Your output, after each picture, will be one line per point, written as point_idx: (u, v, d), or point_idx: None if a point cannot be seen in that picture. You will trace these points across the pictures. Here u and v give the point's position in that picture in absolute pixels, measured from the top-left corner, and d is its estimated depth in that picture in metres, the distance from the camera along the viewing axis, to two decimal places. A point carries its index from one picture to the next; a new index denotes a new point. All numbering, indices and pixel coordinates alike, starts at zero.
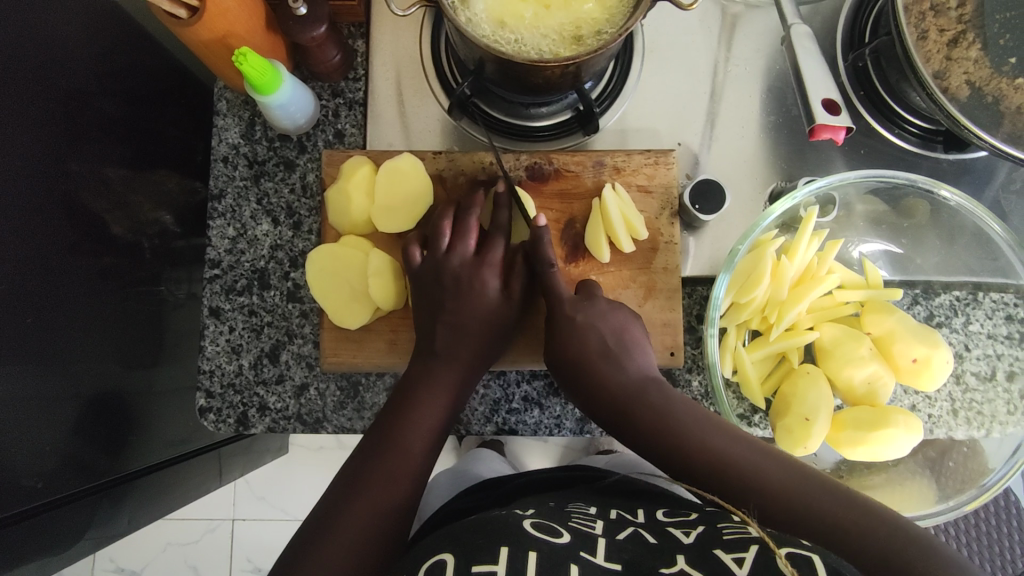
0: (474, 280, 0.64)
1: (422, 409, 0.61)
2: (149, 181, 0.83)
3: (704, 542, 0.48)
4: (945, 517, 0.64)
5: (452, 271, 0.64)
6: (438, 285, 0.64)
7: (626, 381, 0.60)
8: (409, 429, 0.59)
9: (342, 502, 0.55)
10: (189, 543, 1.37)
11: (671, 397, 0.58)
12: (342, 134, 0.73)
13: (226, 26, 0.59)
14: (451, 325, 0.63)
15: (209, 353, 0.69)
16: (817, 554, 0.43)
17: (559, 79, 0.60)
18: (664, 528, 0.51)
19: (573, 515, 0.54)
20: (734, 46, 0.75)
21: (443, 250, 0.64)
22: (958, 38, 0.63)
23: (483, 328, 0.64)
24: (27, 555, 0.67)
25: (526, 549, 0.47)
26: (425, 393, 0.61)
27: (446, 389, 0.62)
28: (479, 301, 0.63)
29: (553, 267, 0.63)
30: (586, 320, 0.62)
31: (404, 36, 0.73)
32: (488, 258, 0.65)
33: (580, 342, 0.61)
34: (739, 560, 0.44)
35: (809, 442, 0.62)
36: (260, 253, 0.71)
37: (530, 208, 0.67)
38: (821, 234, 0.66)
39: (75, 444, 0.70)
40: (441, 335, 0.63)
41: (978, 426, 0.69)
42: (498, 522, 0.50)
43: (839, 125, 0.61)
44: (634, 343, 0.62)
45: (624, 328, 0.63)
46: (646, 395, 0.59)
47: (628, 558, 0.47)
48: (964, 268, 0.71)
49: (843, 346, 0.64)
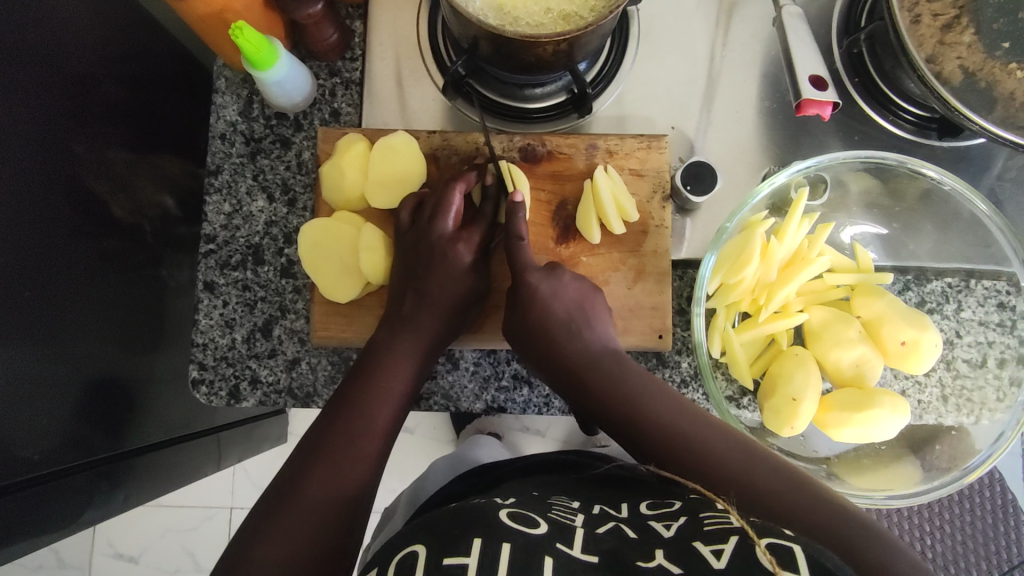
0: (446, 254, 0.64)
1: (384, 372, 0.62)
2: (151, 164, 0.84)
3: (684, 534, 0.46)
4: (930, 496, 0.64)
5: (427, 244, 0.65)
6: (413, 251, 0.65)
7: (581, 351, 0.63)
8: (370, 394, 0.61)
9: (301, 475, 0.56)
10: (187, 530, 1.37)
11: (629, 370, 0.61)
12: (338, 113, 0.73)
13: (223, 0, 0.59)
14: (415, 293, 0.64)
15: (202, 327, 0.70)
16: (799, 548, 0.42)
17: (551, 58, 0.60)
18: (648, 523, 0.50)
19: (554, 508, 0.54)
20: (731, 32, 0.75)
21: (424, 224, 0.65)
22: (952, 23, 0.63)
23: (449, 302, 0.65)
24: (23, 530, 0.67)
25: (501, 541, 0.47)
26: (386, 356, 0.63)
27: (410, 353, 0.64)
28: (449, 274, 0.64)
29: (524, 241, 0.64)
30: (551, 291, 0.63)
31: (400, 18, 0.74)
32: (465, 235, 0.66)
33: (541, 311, 0.63)
34: (718, 552, 0.43)
35: (796, 423, 0.63)
36: (255, 228, 0.71)
37: (521, 183, 0.67)
38: (811, 216, 0.66)
39: (76, 420, 0.71)
40: (407, 302, 0.64)
41: (968, 413, 0.69)
42: (476, 511, 0.51)
43: (826, 101, 0.61)
44: (594, 315, 0.65)
45: (584, 299, 0.65)
46: (601, 362, 0.62)
47: (607, 549, 0.47)
48: (957, 255, 0.71)
49: (831, 328, 0.64)
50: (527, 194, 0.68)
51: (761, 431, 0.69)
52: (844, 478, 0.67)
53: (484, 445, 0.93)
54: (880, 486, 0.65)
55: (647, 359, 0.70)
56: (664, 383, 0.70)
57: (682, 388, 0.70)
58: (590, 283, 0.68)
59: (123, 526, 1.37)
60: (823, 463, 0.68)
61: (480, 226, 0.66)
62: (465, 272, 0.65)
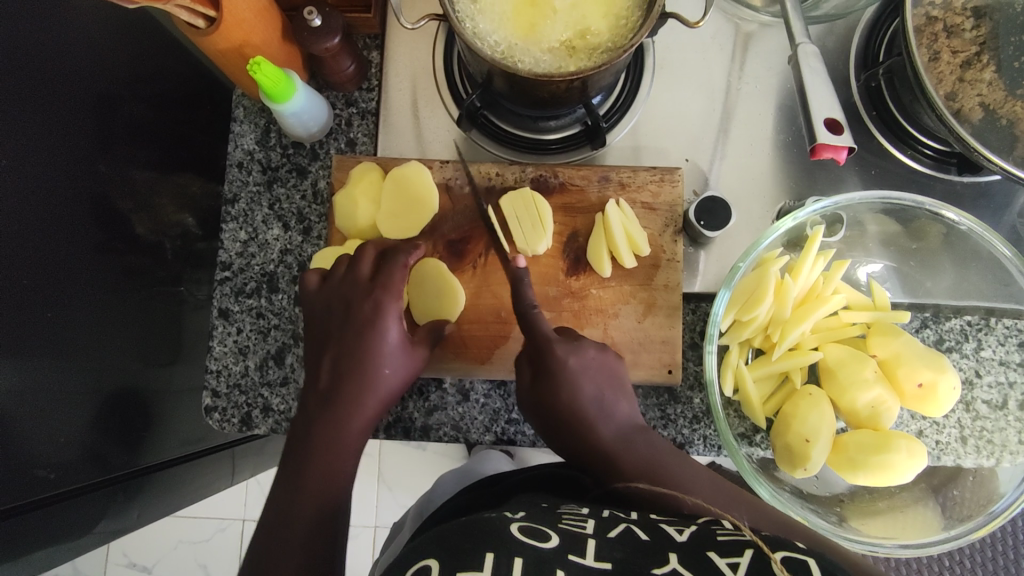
0: (360, 303, 0.62)
1: (326, 443, 0.58)
2: (173, 184, 0.85)
3: (697, 541, 0.48)
4: (947, 546, 0.63)
5: (344, 295, 0.63)
6: (335, 305, 0.63)
7: (614, 429, 0.61)
8: (318, 471, 0.56)
9: (277, 531, 0.53)
10: (200, 542, 1.38)
11: (657, 446, 0.61)
12: (354, 143, 0.74)
13: (242, 35, 0.61)
14: (336, 351, 0.62)
15: (216, 354, 0.71)
16: (812, 559, 0.44)
17: (565, 94, 0.60)
18: (657, 525, 0.51)
19: (563, 516, 0.54)
20: (747, 63, 0.75)
21: (338, 279, 0.64)
22: (972, 60, 0.62)
23: (375, 347, 0.61)
24: (36, 546, 0.68)
25: (513, 556, 0.46)
26: (323, 426, 0.59)
27: (358, 419, 0.59)
28: (371, 321, 0.62)
29: (534, 307, 0.64)
30: (578, 366, 0.63)
31: (417, 50, 0.75)
32: (381, 281, 0.63)
33: (574, 386, 0.62)
34: (733, 564, 0.44)
35: (809, 465, 0.62)
36: (270, 256, 0.72)
37: (546, 217, 0.67)
38: (826, 254, 0.65)
39: (92, 438, 0.72)
40: (332, 357, 0.62)
41: (988, 455, 0.67)
42: (488, 527, 0.50)
43: (841, 145, 0.60)
44: (619, 390, 0.64)
45: (608, 372, 0.64)
46: (633, 441, 0.61)
47: (619, 558, 0.47)
48: (978, 293, 0.70)
49: (846, 367, 0.63)
50: (549, 224, 0.67)
51: (772, 470, 0.68)
52: (856, 523, 0.66)
53: (491, 458, 0.92)
54: (890, 534, 0.64)
55: (659, 394, 0.70)
56: (676, 418, 0.69)
57: (693, 425, 0.69)
58: (601, 314, 0.68)
59: (138, 535, 1.39)
60: (836, 506, 0.67)
61: (399, 262, 0.63)
62: (391, 320, 0.62)
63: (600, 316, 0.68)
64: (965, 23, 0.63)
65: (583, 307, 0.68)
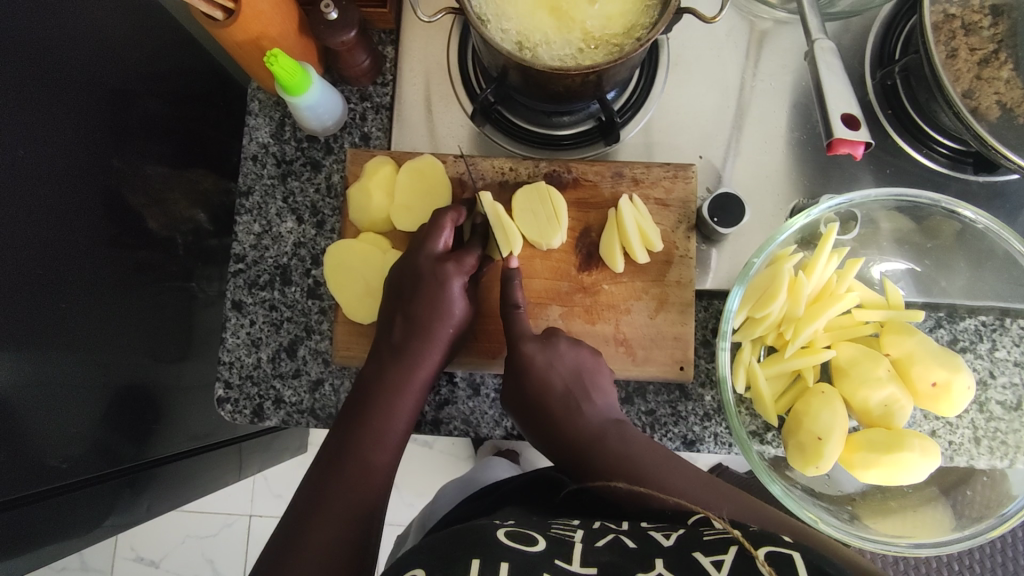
0: (435, 276, 0.63)
1: (381, 414, 0.61)
2: (187, 180, 0.86)
3: (684, 544, 0.49)
4: (958, 546, 0.63)
5: (416, 266, 0.64)
6: (405, 275, 0.65)
7: (585, 425, 0.63)
8: (367, 440, 0.60)
9: (299, 531, 0.55)
10: (206, 536, 1.39)
11: (631, 439, 0.61)
12: (368, 137, 0.74)
13: (259, 28, 0.61)
14: (405, 319, 0.64)
15: (229, 345, 0.71)
16: (797, 553, 0.44)
17: (580, 88, 0.61)
18: (646, 533, 0.51)
19: (554, 525, 0.54)
20: (763, 61, 0.75)
21: (414, 246, 0.65)
22: (989, 58, 0.62)
23: (437, 327, 0.63)
24: (48, 538, 0.68)
25: (500, 559, 0.46)
26: (383, 391, 0.62)
27: (402, 400, 0.62)
28: (440, 294, 0.63)
29: (519, 308, 0.64)
30: (546, 362, 0.63)
31: (432, 45, 0.75)
32: (456, 257, 0.64)
33: (540, 382, 0.63)
34: (718, 563, 0.45)
35: (821, 463, 0.61)
36: (284, 249, 0.73)
37: (562, 212, 0.67)
38: (841, 252, 0.65)
39: (104, 430, 0.72)
40: (397, 329, 0.64)
41: (1002, 456, 0.67)
42: (475, 533, 0.50)
43: (858, 140, 0.59)
44: (593, 385, 0.64)
45: (582, 366, 0.64)
46: (605, 438, 0.62)
47: (607, 561, 0.47)
48: (993, 293, 0.69)
49: (860, 365, 0.62)
50: (564, 218, 0.67)
51: (784, 468, 0.68)
52: (869, 522, 0.65)
53: (500, 462, 0.92)
54: (904, 532, 0.64)
55: (670, 391, 0.69)
56: (686, 416, 0.69)
57: (705, 422, 0.69)
58: (612, 310, 0.68)
59: (144, 530, 1.39)
60: (847, 503, 0.67)
61: (475, 249, 0.65)
62: (457, 297, 0.64)
63: (611, 312, 0.68)
64: (982, 21, 0.62)
65: (594, 302, 0.68)
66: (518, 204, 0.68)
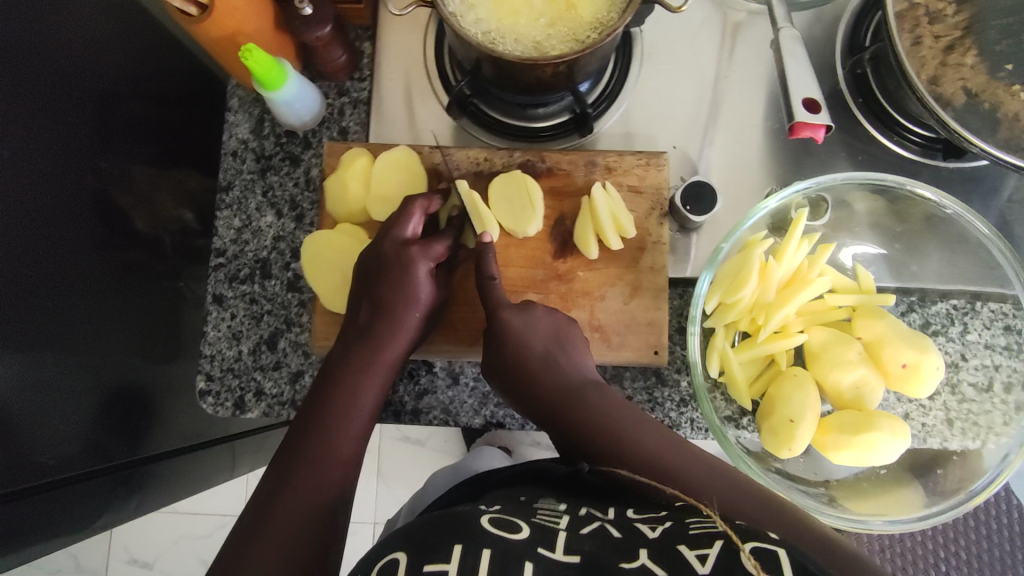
0: (400, 260, 0.64)
1: (346, 391, 0.62)
2: (173, 180, 0.86)
3: (670, 537, 0.47)
4: (930, 523, 0.64)
5: (380, 252, 0.65)
6: (371, 259, 0.65)
7: (561, 385, 0.63)
8: (334, 415, 0.61)
9: (269, 505, 0.55)
10: (201, 538, 1.39)
11: (608, 400, 0.62)
12: (346, 132, 0.75)
13: (235, 24, 0.62)
14: (371, 304, 0.64)
15: (210, 339, 0.72)
16: (784, 550, 0.43)
17: (552, 79, 0.61)
18: (632, 522, 0.50)
19: (539, 512, 0.54)
20: (735, 52, 0.76)
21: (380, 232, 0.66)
22: (955, 45, 0.63)
23: (404, 309, 0.64)
24: (56, 536, 0.68)
25: (480, 548, 0.47)
26: (350, 372, 0.63)
27: (369, 379, 0.63)
28: (406, 278, 0.64)
29: (495, 280, 0.65)
30: (523, 325, 0.64)
31: (409, 41, 0.76)
32: (422, 243, 0.65)
33: (519, 347, 0.63)
34: (703, 557, 0.44)
35: (793, 445, 0.62)
36: (263, 243, 0.73)
37: (536, 198, 0.68)
38: (811, 238, 0.66)
39: (97, 429, 0.73)
40: (364, 311, 0.65)
41: (974, 437, 0.67)
42: (456, 519, 0.51)
43: (818, 124, 0.61)
44: (570, 347, 0.65)
45: (559, 329, 0.65)
46: (582, 395, 0.62)
47: (588, 550, 0.47)
48: (964, 277, 0.70)
49: (831, 350, 0.63)
50: (540, 207, 0.68)
51: (760, 452, 0.69)
52: (844, 503, 0.66)
53: (486, 454, 0.93)
54: (878, 511, 0.65)
55: (646, 377, 0.70)
56: (663, 402, 0.70)
57: (681, 408, 0.70)
58: (587, 297, 0.69)
59: (139, 532, 1.40)
60: (823, 485, 0.67)
61: (445, 240, 0.66)
62: (422, 280, 0.65)
63: (587, 299, 0.69)
64: (946, 9, 0.63)
65: (570, 290, 0.69)
66: (493, 193, 0.69)
